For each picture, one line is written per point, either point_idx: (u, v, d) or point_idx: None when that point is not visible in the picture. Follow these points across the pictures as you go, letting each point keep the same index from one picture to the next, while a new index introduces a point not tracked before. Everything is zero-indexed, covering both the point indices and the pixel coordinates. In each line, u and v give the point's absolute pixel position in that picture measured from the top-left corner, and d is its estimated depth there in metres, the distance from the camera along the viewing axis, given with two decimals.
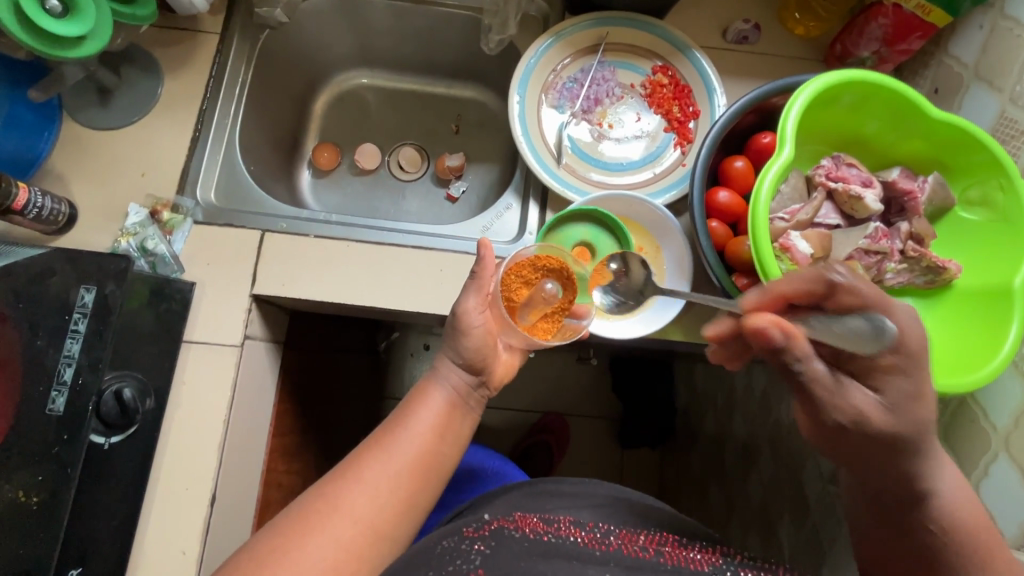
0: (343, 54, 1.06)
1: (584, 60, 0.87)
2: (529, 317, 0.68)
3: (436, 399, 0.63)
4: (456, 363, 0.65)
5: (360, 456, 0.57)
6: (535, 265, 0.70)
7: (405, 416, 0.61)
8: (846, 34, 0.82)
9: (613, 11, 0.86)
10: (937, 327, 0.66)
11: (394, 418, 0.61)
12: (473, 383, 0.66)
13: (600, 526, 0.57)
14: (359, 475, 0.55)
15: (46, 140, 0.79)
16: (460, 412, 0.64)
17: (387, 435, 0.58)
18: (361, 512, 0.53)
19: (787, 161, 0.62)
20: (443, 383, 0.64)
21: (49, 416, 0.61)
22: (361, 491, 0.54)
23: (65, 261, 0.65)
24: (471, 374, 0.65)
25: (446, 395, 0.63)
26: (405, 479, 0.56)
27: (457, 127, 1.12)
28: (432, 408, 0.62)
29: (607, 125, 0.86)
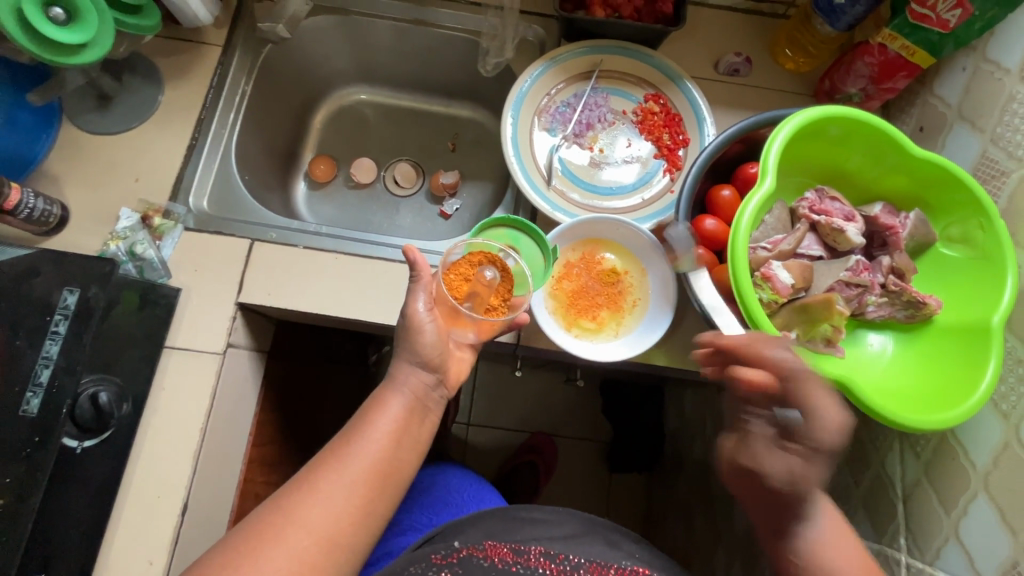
0: (344, 70, 1.09)
1: (578, 86, 0.89)
2: (477, 312, 0.71)
3: (394, 406, 0.63)
4: (414, 365, 0.66)
5: (316, 468, 0.57)
6: (470, 261, 0.74)
7: (362, 424, 0.61)
8: (835, 71, 0.84)
9: (608, 40, 0.88)
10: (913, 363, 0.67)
11: (352, 426, 0.61)
12: (430, 385, 0.67)
13: (571, 559, 0.60)
14: (315, 487, 0.56)
15: (43, 143, 0.80)
16: (418, 417, 0.64)
17: (344, 445, 0.59)
18: (317, 522, 0.54)
19: (768, 192, 0.63)
20: (401, 389, 0.65)
21: (22, 418, 0.60)
22: (316, 502, 0.55)
23: (51, 262, 0.65)
24: (426, 374, 0.66)
25: (404, 400, 0.64)
26: (361, 487, 0.57)
27: (453, 145, 1.14)
28: (391, 414, 0.62)
29: (599, 150, 0.88)
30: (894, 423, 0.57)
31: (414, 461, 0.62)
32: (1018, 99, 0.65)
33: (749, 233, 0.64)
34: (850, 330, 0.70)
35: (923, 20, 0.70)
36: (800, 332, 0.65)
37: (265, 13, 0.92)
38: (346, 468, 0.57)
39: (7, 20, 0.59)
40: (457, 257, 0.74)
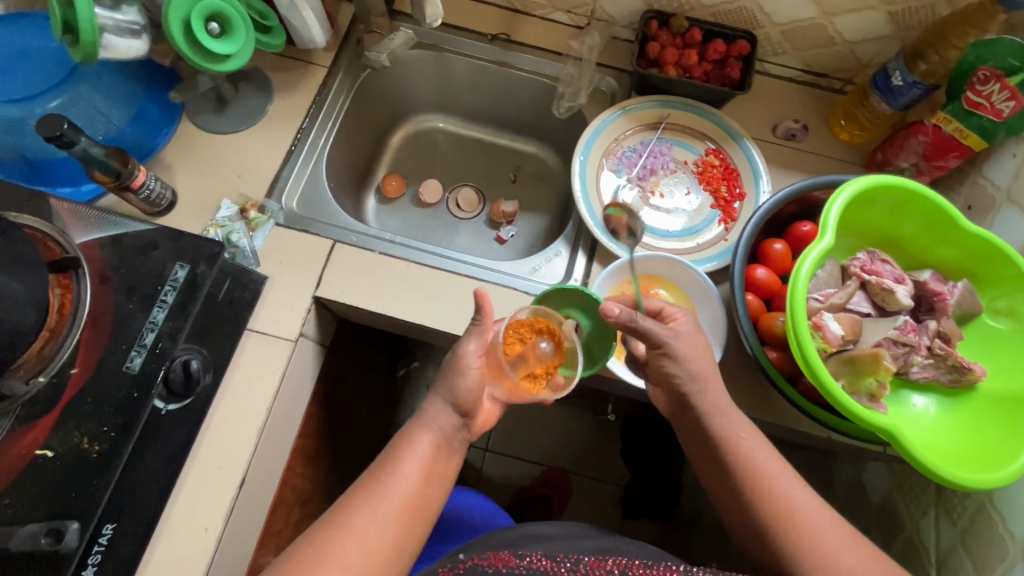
0: (426, 100, 1.18)
1: (645, 134, 0.96)
2: (515, 375, 0.75)
3: (422, 444, 0.67)
4: (448, 406, 0.70)
5: (350, 502, 0.61)
6: (532, 325, 0.76)
7: (390, 462, 0.65)
8: (888, 145, 0.90)
9: (676, 96, 0.96)
10: (956, 425, 0.69)
11: (381, 463, 0.65)
12: (455, 424, 0.70)
13: (570, 556, 0.61)
14: (349, 521, 0.60)
15: (164, 135, 0.89)
16: (442, 456, 0.68)
17: (376, 481, 0.63)
18: (353, 558, 0.57)
19: (827, 247, 0.68)
20: (429, 428, 0.69)
21: (125, 373, 0.66)
22: (351, 537, 0.58)
23: (168, 239, 0.73)
24: (455, 417, 0.70)
25: (430, 440, 0.68)
26: (393, 522, 0.61)
27: (515, 176, 1.22)
28: (418, 452, 0.66)
29: (659, 194, 0.94)
30: (936, 478, 0.60)
31: (438, 498, 0.66)
32: None
33: (806, 284, 0.68)
34: (894, 389, 0.72)
35: (977, 107, 0.75)
36: (846, 382, 0.68)
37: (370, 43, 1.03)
38: (376, 503, 0.61)
39: (177, 33, 0.69)
40: (524, 316, 0.76)
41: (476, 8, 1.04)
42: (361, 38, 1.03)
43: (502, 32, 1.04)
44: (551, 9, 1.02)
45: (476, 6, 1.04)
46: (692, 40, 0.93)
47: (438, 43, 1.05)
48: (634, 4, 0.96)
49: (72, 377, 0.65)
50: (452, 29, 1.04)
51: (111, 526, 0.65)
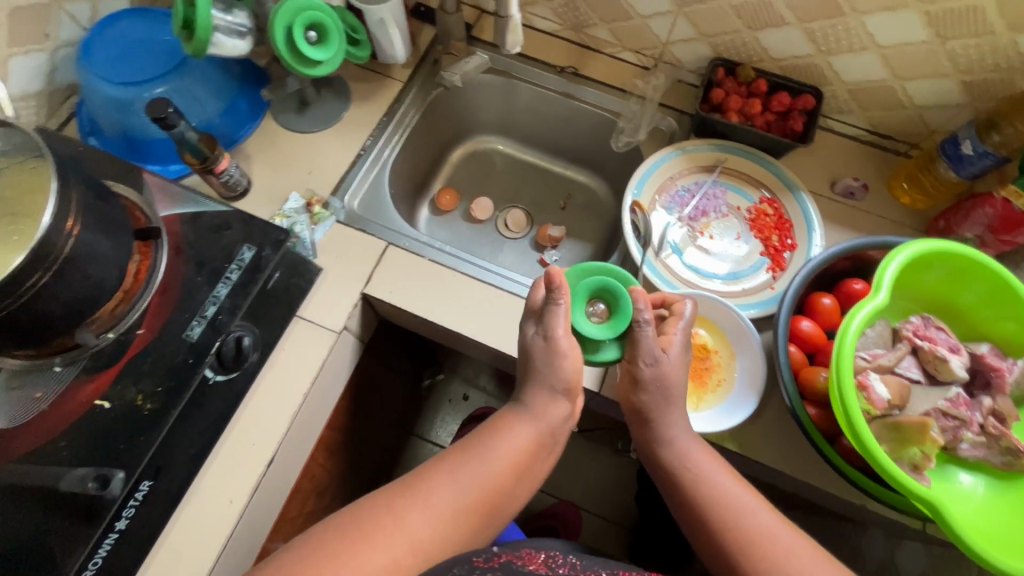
0: (489, 122, 1.23)
1: (700, 176, 0.97)
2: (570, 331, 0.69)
3: (519, 437, 0.67)
4: (551, 392, 0.69)
5: (435, 479, 0.62)
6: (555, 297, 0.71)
7: (485, 446, 0.66)
8: (952, 214, 0.88)
9: (734, 143, 0.97)
10: (1006, 510, 0.65)
11: (475, 446, 0.66)
12: (558, 412, 0.70)
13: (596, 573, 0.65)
14: (430, 499, 0.60)
15: (248, 128, 0.96)
16: (537, 450, 0.68)
17: (464, 464, 0.64)
18: (424, 536, 0.58)
19: (880, 305, 0.66)
20: (530, 421, 0.69)
21: (184, 340, 0.71)
22: (426, 515, 0.59)
23: (240, 221, 0.78)
24: (558, 416, 0.70)
25: (534, 431, 0.68)
26: (470, 512, 0.62)
27: (564, 204, 1.24)
28: (513, 445, 0.66)
29: (708, 236, 0.94)
30: (981, 564, 0.57)
31: (518, 495, 0.67)
32: None
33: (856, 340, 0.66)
34: (940, 463, 0.69)
35: None
36: (888, 448, 0.66)
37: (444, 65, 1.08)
38: (460, 484, 0.62)
39: (280, 42, 0.76)
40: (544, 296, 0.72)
41: (548, 42, 1.10)
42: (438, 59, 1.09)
43: (570, 66, 1.09)
44: (620, 49, 1.06)
45: (549, 40, 1.09)
46: (757, 90, 0.95)
47: (508, 70, 1.10)
48: (702, 50, 0.99)
49: (137, 338, 0.70)
50: (524, 58, 1.10)
51: (148, 484, 0.68)
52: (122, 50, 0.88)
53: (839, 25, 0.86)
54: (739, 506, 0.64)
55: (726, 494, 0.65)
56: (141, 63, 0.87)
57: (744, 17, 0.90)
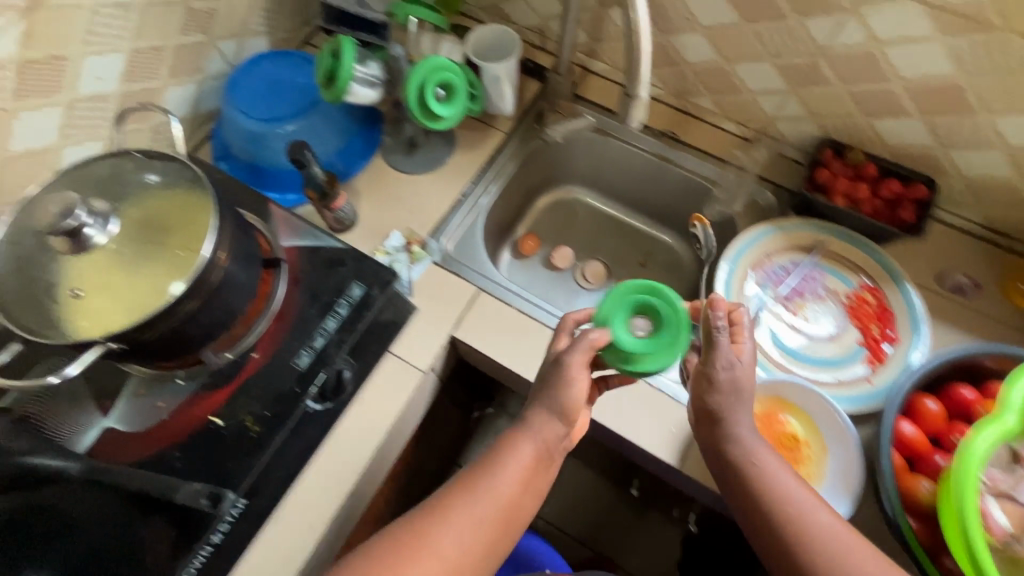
0: (578, 174, 1.25)
1: (797, 255, 0.95)
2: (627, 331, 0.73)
3: (523, 452, 0.66)
4: (552, 416, 0.67)
5: (451, 496, 0.64)
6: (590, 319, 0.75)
7: (490, 466, 0.66)
8: None
9: (837, 225, 0.95)
10: None
11: (483, 462, 0.66)
12: (556, 439, 0.68)
13: None
14: (448, 516, 0.63)
15: (359, 166, 1.01)
16: (542, 465, 0.67)
17: (473, 479, 0.65)
18: (449, 554, 0.61)
19: (1008, 428, 0.64)
20: (533, 437, 0.67)
21: (293, 368, 0.76)
22: (448, 533, 0.62)
23: (352, 258, 0.83)
24: (561, 428, 0.67)
25: (533, 449, 0.67)
26: (489, 524, 0.63)
27: (644, 261, 1.24)
28: (518, 460, 0.66)
29: (802, 317, 0.91)
30: None
31: (527, 506, 0.67)
32: None
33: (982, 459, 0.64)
34: None
35: None
36: None
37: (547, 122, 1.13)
38: (474, 503, 0.63)
39: (412, 99, 0.81)
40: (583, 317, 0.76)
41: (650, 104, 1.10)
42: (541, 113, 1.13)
43: (670, 129, 1.09)
44: (722, 118, 1.06)
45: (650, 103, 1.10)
46: (866, 174, 0.93)
47: (606, 128, 1.13)
48: (810, 129, 0.98)
49: (251, 361, 0.75)
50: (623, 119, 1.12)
51: (244, 502, 0.71)
52: (263, 89, 0.96)
53: (967, 122, 0.84)
54: (810, 519, 0.62)
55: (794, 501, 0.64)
56: (279, 103, 0.96)
57: (863, 103, 0.89)
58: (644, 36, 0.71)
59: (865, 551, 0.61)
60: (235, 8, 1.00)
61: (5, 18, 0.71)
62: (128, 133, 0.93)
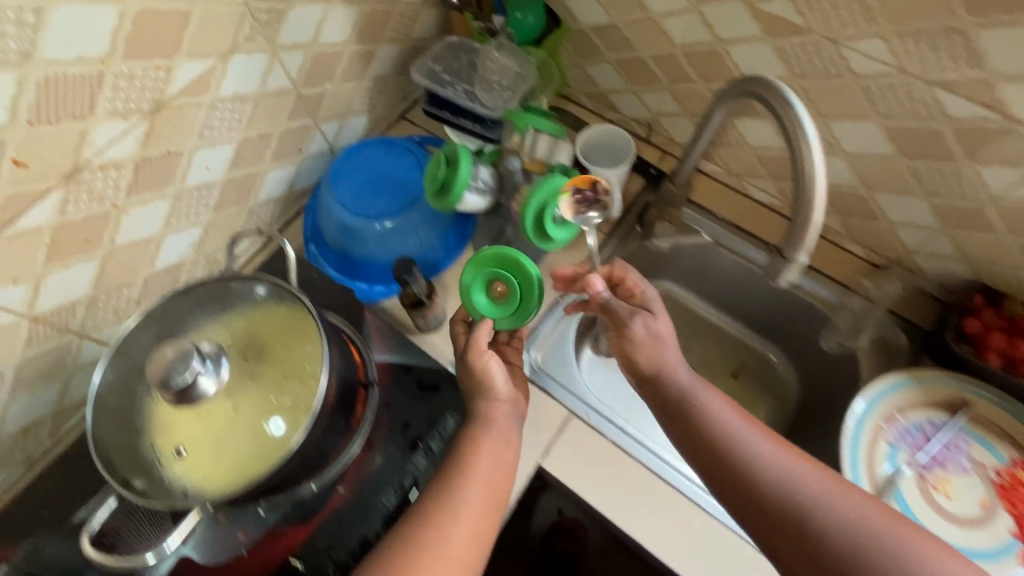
0: (674, 270, 1.11)
1: (936, 414, 0.84)
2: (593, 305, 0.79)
3: (485, 447, 0.68)
4: (488, 400, 0.72)
5: (434, 508, 0.61)
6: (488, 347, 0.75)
7: (475, 451, 0.67)
8: None
9: (987, 386, 0.84)
10: None
11: (449, 472, 0.65)
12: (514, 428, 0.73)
13: None
14: (445, 535, 0.59)
15: (451, 258, 0.96)
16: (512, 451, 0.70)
17: (448, 489, 0.63)
18: (454, 559, 0.58)
19: None
20: (491, 431, 0.69)
21: (380, 510, 0.70)
22: (450, 543, 0.59)
23: (448, 383, 0.79)
24: (491, 399, 0.73)
25: (500, 438, 0.69)
26: (476, 520, 0.62)
27: (736, 371, 1.11)
28: (483, 453, 0.67)
29: (943, 493, 0.79)
30: None
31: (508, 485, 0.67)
32: None
33: None
34: None
35: None
36: None
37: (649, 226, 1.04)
38: (473, 483, 0.64)
39: (529, 225, 0.78)
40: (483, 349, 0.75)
41: (764, 216, 1.02)
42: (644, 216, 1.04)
43: None
44: (849, 241, 0.96)
45: (765, 214, 1.02)
46: None
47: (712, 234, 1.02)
48: (957, 270, 0.87)
49: (335, 496, 0.71)
50: (733, 227, 1.02)
51: None
52: (364, 183, 0.93)
53: None
54: (806, 491, 0.59)
55: (793, 486, 0.59)
56: (379, 199, 0.92)
57: None
58: (820, 208, 0.59)
59: (844, 499, 0.58)
60: (342, 92, 0.98)
61: (132, 123, 0.69)
62: (225, 216, 0.91)
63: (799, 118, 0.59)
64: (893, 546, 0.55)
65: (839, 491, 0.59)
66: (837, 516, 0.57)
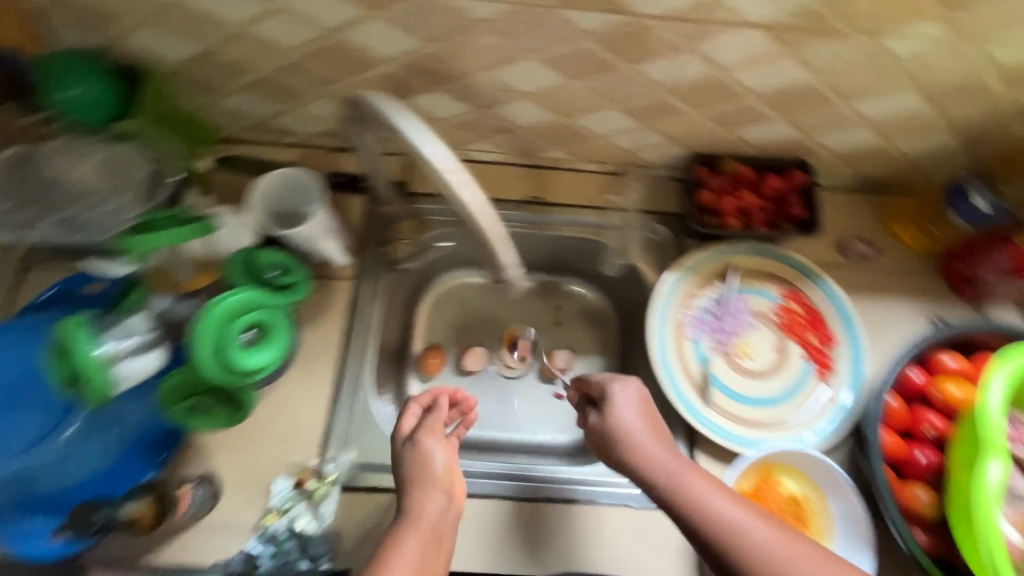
0: (452, 258, 1.00)
1: (714, 289, 0.89)
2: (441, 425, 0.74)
3: (424, 520, 0.65)
4: (438, 489, 0.67)
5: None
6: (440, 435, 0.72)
7: (409, 522, 0.64)
8: (969, 259, 0.86)
9: (739, 241, 0.89)
10: None
11: (376, 558, 0.61)
12: (445, 520, 0.66)
13: None
14: None
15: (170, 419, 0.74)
16: (442, 548, 0.64)
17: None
18: None
19: (995, 412, 0.64)
20: (432, 494, 0.66)
21: None
22: None
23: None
24: (438, 495, 0.67)
25: (439, 505, 0.66)
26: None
27: (558, 318, 1.03)
28: (415, 532, 0.63)
29: (747, 356, 0.86)
30: None
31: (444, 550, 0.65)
32: None
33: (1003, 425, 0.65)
34: None
35: None
36: None
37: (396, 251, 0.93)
38: (399, 556, 0.61)
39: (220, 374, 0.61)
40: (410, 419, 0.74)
41: (499, 173, 0.94)
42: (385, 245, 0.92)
43: (536, 195, 0.94)
44: (581, 160, 0.93)
45: (499, 171, 0.94)
46: (748, 178, 0.87)
47: (461, 218, 0.94)
48: (674, 150, 0.88)
49: None
50: None
51: None
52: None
53: (822, 111, 0.77)
54: (750, 538, 0.61)
55: (714, 512, 0.63)
56: (34, 416, 0.71)
57: (724, 118, 0.79)
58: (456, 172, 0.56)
59: (776, 537, 0.61)
60: None
61: None
62: None
63: (409, 134, 0.57)
64: (774, 561, 0.60)
65: (763, 524, 0.62)
66: (760, 544, 0.61)
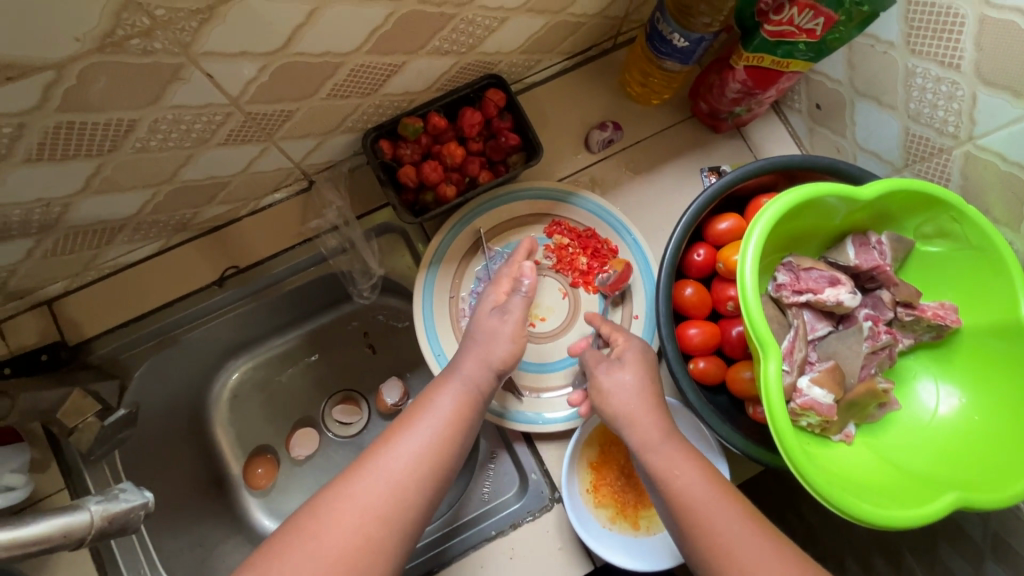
0: (203, 369, 0.83)
1: (475, 266, 0.75)
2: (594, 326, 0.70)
3: (450, 391, 0.60)
4: (484, 359, 0.62)
5: (331, 491, 0.54)
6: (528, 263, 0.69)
7: (467, 406, 0.59)
8: (707, 94, 0.75)
9: (480, 199, 0.74)
10: (991, 402, 0.59)
11: (412, 413, 0.59)
12: (494, 384, 0.62)
13: None
14: (349, 495, 0.53)
15: None
16: (479, 400, 0.61)
17: (372, 456, 0.56)
18: (346, 542, 0.50)
19: (754, 283, 0.57)
20: (458, 376, 0.61)
21: None
22: (335, 526, 0.51)
23: None
24: (489, 368, 0.62)
25: (461, 394, 0.60)
26: (397, 498, 0.53)
27: (371, 345, 0.91)
28: (441, 407, 0.59)
29: (539, 319, 0.76)
30: (987, 510, 0.53)
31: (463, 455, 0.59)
32: (920, 74, 0.60)
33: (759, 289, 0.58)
34: (896, 381, 0.64)
35: (785, 37, 0.60)
36: (855, 422, 0.61)
37: (94, 432, 0.71)
38: (410, 439, 0.56)
39: None
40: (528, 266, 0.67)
41: (168, 264, 0.72)
42: (72, 441, 0.70)
43: (227, 266, 0.74)
44: (258, 198, 0.72)
45: (168, 262, 0.72)
46: (440, 130, 0.71)
47: (162, 335, 0.74)
48: (342, 137, 0.69)
49: None
50: (162, 308, 0.72)
51: None
52: None
53: (460, 24, 0.59)
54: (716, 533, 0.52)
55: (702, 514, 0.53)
56: None
57: (353, 89, 0.60)
58: None
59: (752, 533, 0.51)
60: None
61: None
62: None
63: None
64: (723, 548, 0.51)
65: (738, 514, 0.53)
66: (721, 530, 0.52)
